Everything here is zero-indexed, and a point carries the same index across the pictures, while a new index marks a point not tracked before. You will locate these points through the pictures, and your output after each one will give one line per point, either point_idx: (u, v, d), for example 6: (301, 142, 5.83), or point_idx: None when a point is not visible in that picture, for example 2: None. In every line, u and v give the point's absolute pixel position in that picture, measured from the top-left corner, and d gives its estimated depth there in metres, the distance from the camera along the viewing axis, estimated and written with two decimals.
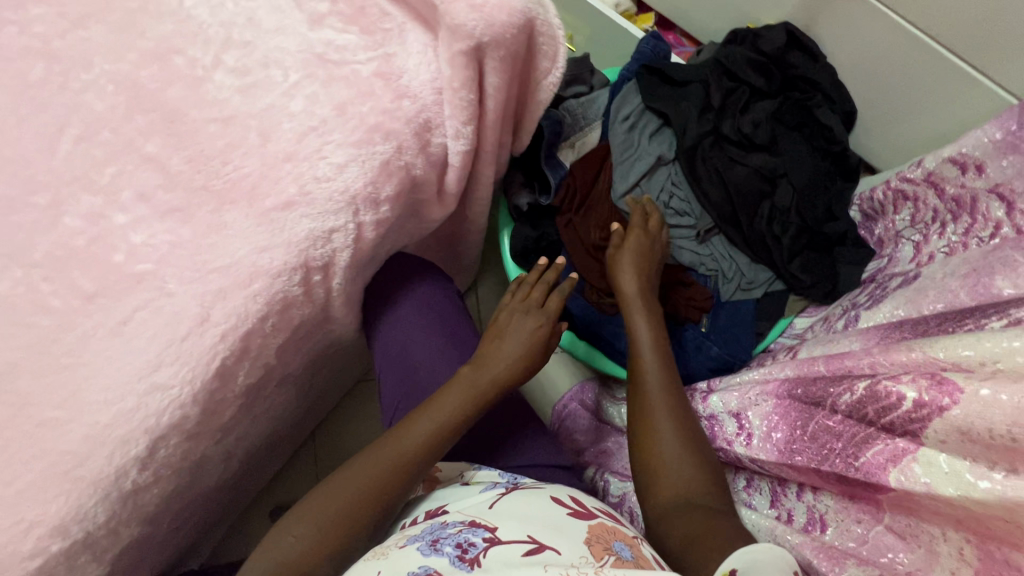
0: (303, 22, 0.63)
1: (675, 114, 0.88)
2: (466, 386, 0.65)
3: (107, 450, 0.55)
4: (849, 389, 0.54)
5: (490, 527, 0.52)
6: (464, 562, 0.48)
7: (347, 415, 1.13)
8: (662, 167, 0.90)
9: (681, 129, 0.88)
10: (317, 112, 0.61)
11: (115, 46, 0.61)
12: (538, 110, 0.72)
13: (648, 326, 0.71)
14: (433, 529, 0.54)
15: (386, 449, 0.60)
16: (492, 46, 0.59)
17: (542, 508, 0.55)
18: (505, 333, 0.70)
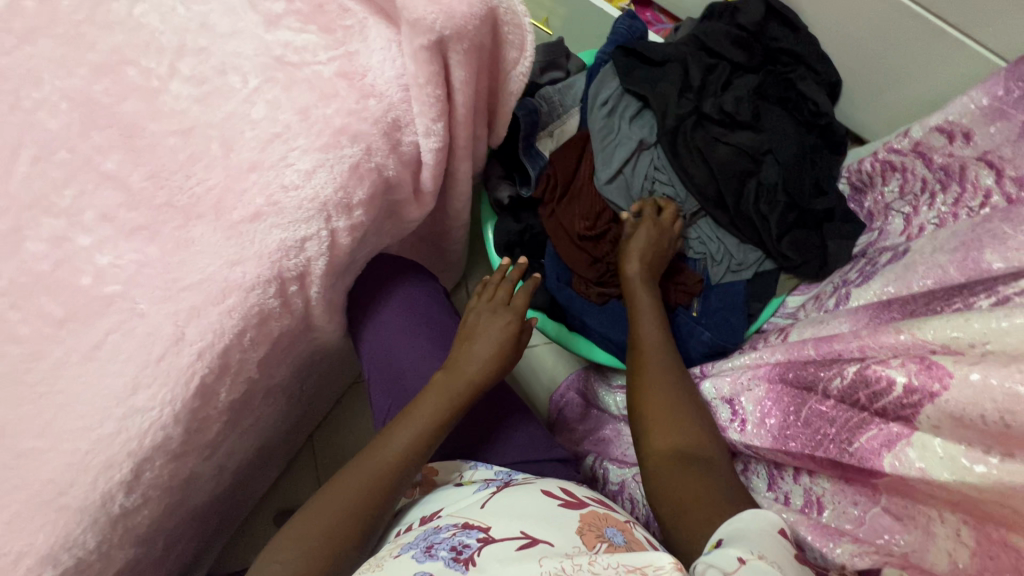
0: (259, 24, 0.61)
1: (654, 94, 0.86)
2: (454, 384, 0.66)
3: (91, 476, 0.54)
4: (840, 373, 0.53)
5: (483, 526, 0.51)
6: (459, 562, 0.47)
7: (344, 419, 1.12)
8: (645, 151, 0.88)
9: (661, 110, 0.85)
10: (280, 118, 0.59)
11: (65, 61, 0.59)
12: (510, 102, 0.70)
13: (655, 309, 0.72)
14: (427, 535, 0.52)
15: (379, 449, 0.61)
16: (455, 39, 0.57)
17: (533, 502, 0.54)
18: (482, 329, 0.71)
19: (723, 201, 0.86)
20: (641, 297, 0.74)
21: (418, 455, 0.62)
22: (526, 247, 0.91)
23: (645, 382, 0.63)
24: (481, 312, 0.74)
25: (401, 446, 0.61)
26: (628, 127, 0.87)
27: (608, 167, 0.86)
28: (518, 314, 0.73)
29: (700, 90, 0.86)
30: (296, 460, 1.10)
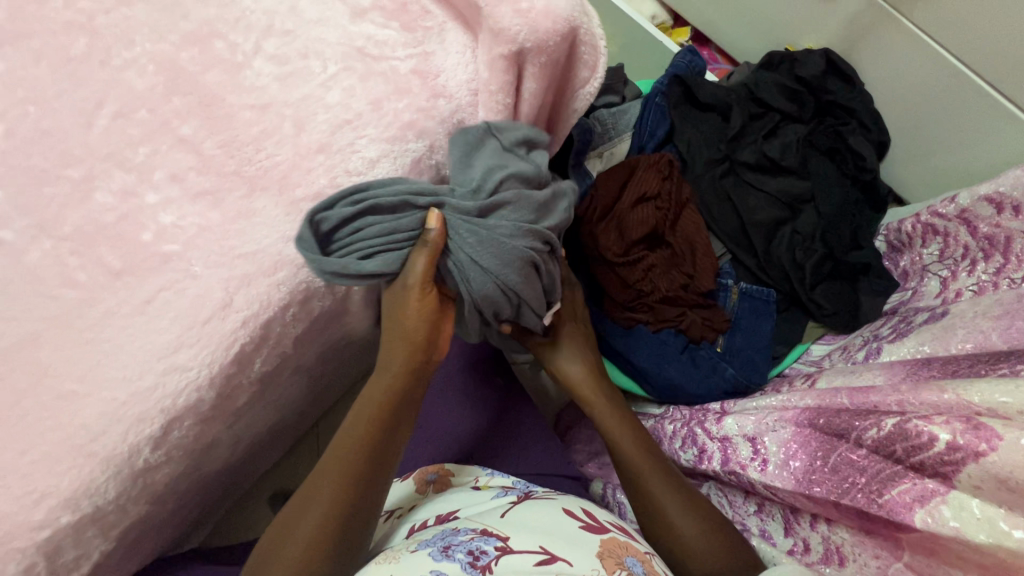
0: (345, 14, 0.63)
1: (546, 200, 0.64)
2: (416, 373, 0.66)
3: (123, 427, 0.56)
4: (875, 425, 0.53)
5: (501, 536, 0.53)
6: (476, 569, 0.48)
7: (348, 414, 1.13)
8: (494, 227, 0.61)
9: (531, 216, 0.63)
10: (353, 106, 0.61)
11: (158, 27, 0.61)
12: (571, 118, 0.71)
13: (626, 426, 0.69)
14: (445, 537, 0.54)
15: (360, 436, 0.62)
16: (534, 52, 0.58)
17: (556, 520, 0.55)
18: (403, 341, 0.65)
19: (744, 250, 0.89)
20: (611, 424, 0.70)
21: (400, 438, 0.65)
22: None
23: (648, 484, 0.63)
24: (403, 322, 0.64)
25: (385, 429, 0.64)
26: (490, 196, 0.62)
27: (396, 210, 0.60)
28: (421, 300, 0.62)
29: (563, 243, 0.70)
30: (297, 445, 1.10)
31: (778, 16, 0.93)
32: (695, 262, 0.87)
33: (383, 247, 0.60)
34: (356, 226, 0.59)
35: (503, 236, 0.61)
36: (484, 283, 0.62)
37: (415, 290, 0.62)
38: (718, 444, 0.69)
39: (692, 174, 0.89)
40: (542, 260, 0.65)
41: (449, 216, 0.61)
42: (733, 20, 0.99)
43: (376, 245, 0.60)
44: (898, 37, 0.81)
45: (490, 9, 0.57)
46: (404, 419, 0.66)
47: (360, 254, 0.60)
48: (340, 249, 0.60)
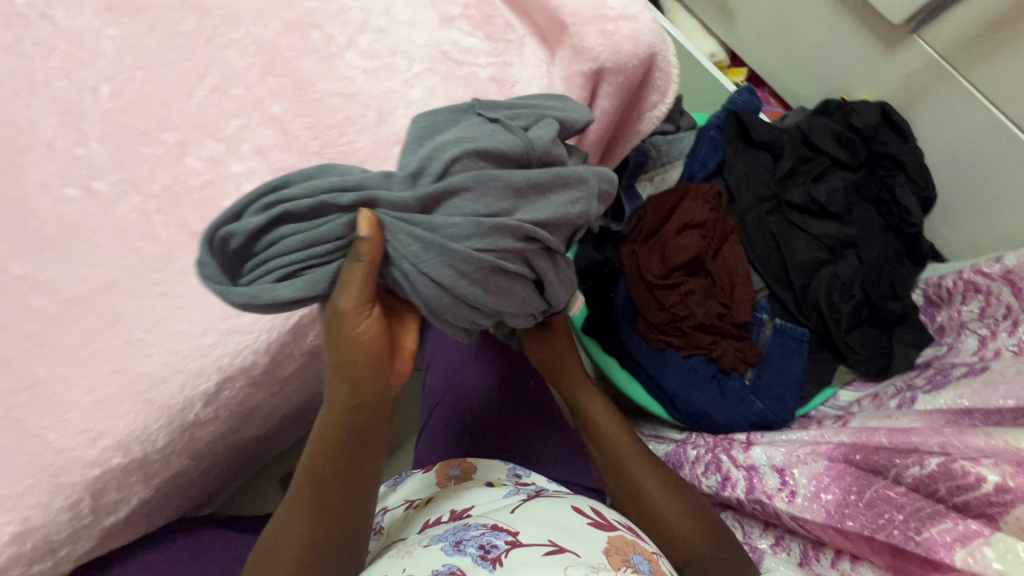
0: (435, 20, 0.67)
1: (523, 185, 0.48)
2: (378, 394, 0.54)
3: (181, 379, 0.58)
4: (919, 463, 0.56)
5: (511, 531, 0.54)
6: (486, 561, 0.49)
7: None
8: (447, 223, 0.46)
9: (498, 208, 0.47)
10: (433, 104, 0.65)
11: (263, 13, 0.66)
12: (634, 139, 0.73)
13: (612, 428, 0.71)
14: (457, 531, 0.56)
15: (325, 460, 0.55)
16: (613, 71, 0.61)
17: (566, 516, 0.56)
18: (360, 379, 0.51)
19: (782, 286, 0.90)
20: (599, 420, 0.72)
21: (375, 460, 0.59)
22: (601, 278, 0.94)
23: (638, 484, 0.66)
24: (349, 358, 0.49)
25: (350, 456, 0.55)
26: (435, 189, 0.47)
27: (315, 214, 0.46)
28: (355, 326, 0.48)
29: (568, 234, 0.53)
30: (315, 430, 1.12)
31: (835, 65, 0.95)
32: (731, 293, 0.89)
33: (302, 263, 0.46)
34: (267, 243, 0.46)
35: (456, 238, 0.46)
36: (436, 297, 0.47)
37: (357, 325, 0.48)
38: (744, 471, 0.70)
39: (739, 207, 0.91)
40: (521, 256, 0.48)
41: (381, 215, 0.46)
42: (790, 65, 1.02)
43: (297, 261, 0.46)
44: (957, 96, 0.83)
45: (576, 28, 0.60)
46: (370, 443, 0.57)
47: (276, 275, 0.46)
48: (255, 271, 0.47)
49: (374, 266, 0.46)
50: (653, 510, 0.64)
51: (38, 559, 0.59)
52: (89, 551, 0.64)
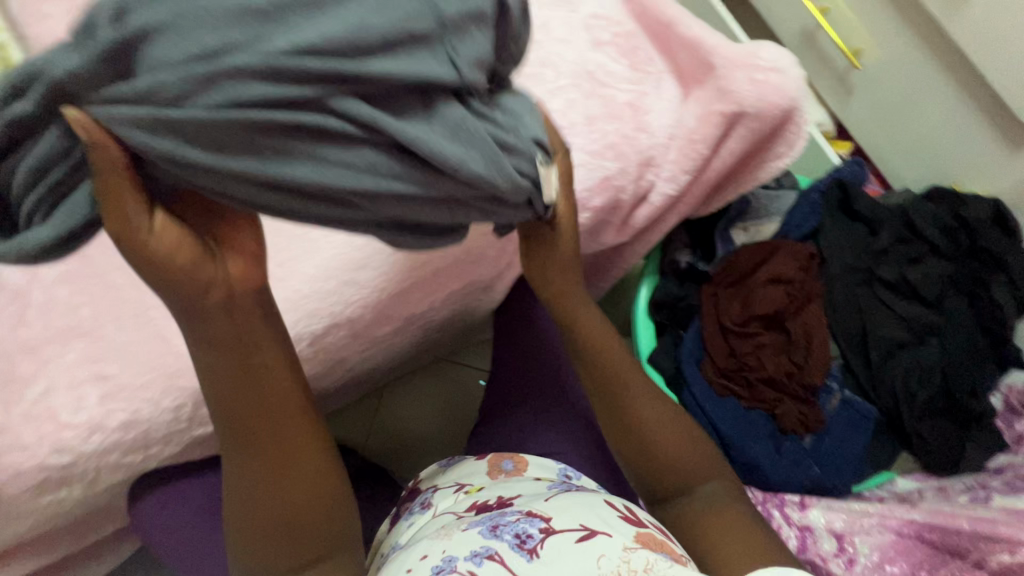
0: (587, 42, 0.73)
1: (271, 7, 0.34)
2: (253, 325, 0.48)
3: (296, 315, 0.64)
4: (1009, 551, 0.62)
5: (545, 517, 0.55)
6: (523, 550, 0.51)
7: (409, 395, 1.21)
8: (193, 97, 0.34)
9: (219, 44, 0.34)
10: (570, 116, 0.70)
11: None
12: (749, 184, 0.76)
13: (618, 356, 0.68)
14: (494, 517, 0.57)
15: (234, 439, 0.49)
16: (752, 117, 0.67)
17: (597, 507, 0.57)
18: (192, 323, 0.46)
19: (857, 359, 0.90)
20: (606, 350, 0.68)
21: (285, 414, 0.50)
22: (675, 313, 0.94)
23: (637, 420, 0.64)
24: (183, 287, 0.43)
25: (239, 419, 0.49)
26: (14, 76, 0.35)
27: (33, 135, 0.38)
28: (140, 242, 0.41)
29: (455, 91, 0.40)
30: (360, 400, 1.18)
31: (948, 154, 0.97)
32: (804, 353, 0.88)
33: (51, 192, 0.39)
34: (0, 182, 0.39)
35: (228, 117, 0.35)
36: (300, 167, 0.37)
37: (169, 259, 0.42)
38: (800, 529, 0.76)
39: (828, 272, 0.92)
40: (372, 137, 0.38)
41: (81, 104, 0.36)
42: (898, 146, 1.03)
43: (42, 194, 0.39)
44: None
45: (726, 72, 0.67)
46: (261, 401, 0.49)
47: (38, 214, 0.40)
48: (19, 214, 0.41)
49: (121, 169, 0.38)
50: (652, 447, 0.63)
51: (135, 450, 0.64)
52: (172, 456, 0.69)
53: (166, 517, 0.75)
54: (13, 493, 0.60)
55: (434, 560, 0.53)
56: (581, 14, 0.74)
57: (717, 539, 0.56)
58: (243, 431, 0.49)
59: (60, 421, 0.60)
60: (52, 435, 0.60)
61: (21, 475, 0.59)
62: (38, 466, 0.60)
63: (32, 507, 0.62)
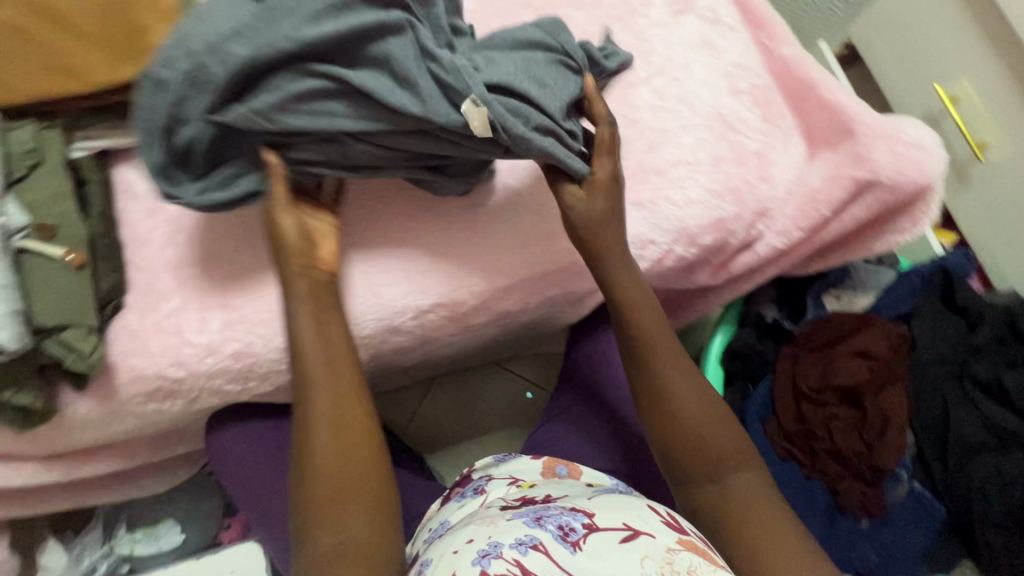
0: (725, 88, 0.75)
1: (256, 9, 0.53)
2: (328, 294, 0.61)
3: (407, 288, 0.68)
4: None
5: (587, 513, 0.54)
6: (567, 543, 0.50)
7: (464, 394, 1.24)
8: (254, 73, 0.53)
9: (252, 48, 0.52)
10: (698, 154, 0.72)
11: (587, 31, 0.77)
12: (862, 252, 0.77)
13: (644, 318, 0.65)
14: (536, 509, 0.56)
15: (308, 404, 0.56)
16: (885, 187, 0.68)
17: (636, 509, 0.56)
18: (296, 292, 0.58)
19: (932, 453, 0.86)
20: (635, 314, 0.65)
21: (348, 374, 0.57)
22: (748, 366, 0.95)
23: (667, 394, 0.63)
24: (291, 256, 0.58)
25: (309, 378, 0.56)
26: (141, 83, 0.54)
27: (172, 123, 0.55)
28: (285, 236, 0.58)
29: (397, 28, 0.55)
30: (409, 388, 1.21)
31: None
32: (871, 429, 0.85)
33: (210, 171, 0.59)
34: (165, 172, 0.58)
35: (268, 113, 0.54)
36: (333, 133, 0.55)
37: (290, 242, 0.58)
38: None
39: (912, 357, 0.89)
40: (346, 91, 0.55)
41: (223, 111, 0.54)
42: (1010, 246, 1.01)
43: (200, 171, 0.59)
44: None
45: (866, 140, 0.69)
46: (327, 361, 0.57)
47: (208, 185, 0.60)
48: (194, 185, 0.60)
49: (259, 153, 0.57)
50: (683, 429, 0.62)
51: (235, 381, 0.69)
52: (262, 394, 0.73)
53: (240, 455, 0.77)
54: (128, 395, 0.65)
55: (478, 543, 0.51)
56: (723, 60, 0.77)
57: (755, 535, 0.55)
58: (317, 395, 0.56)
59: (183, 337, 0.65)
60: (175, 349, 0.65)
61: (139, 378, 0.65)
62: (155, 373, 0.65)
63: (137, 411, 0.67)
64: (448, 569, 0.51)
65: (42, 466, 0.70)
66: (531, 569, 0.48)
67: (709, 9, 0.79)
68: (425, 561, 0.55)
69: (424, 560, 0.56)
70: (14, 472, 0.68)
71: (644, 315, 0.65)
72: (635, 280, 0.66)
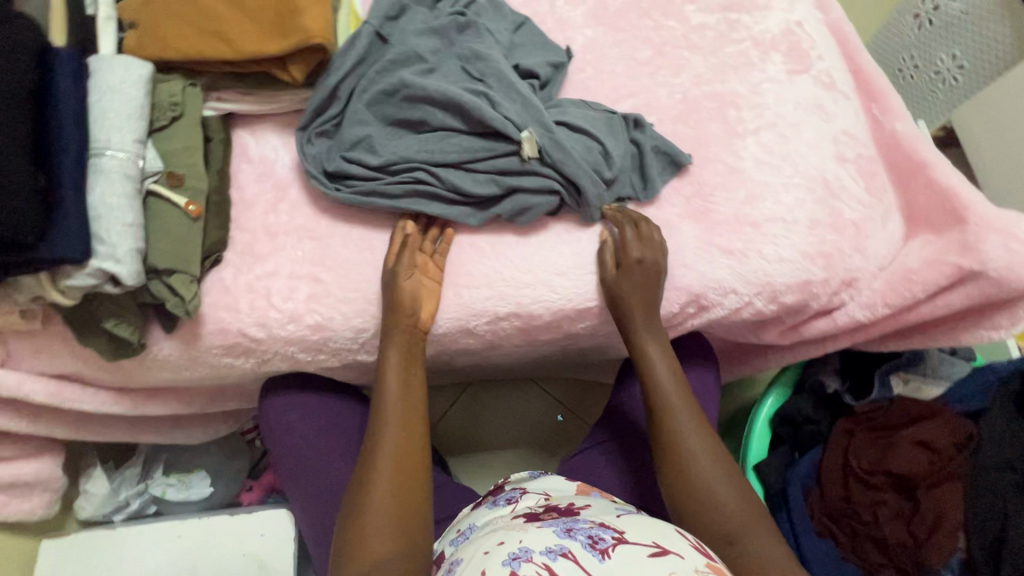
0: (831, 153, 0.75)
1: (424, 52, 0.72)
2: (414, 347, 0.66)
3: (489, 293, 0.69)
4: None
5: (618, 527, 0.50)
6: (595, 550, 0.46)
7: (501, 407, 1.24)
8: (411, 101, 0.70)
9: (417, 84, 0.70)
10: (796, 213, 0.72)
11: (701, 76, 0.78)
12: (946, 340, 0.75)
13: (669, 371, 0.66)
14: (566, 520, 0.52)
15: (376, 439, 0.61)
16: (991, 280, 0.66)
17: (666, 528, 0.51)
18: (390, 340, 0.65)
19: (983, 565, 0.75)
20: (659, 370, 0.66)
21: (416, 418, 0.63)
22: (799, 435, 0.93)
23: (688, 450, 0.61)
24: (400, 315, 0.65)
25: (382, 414, 0.62)
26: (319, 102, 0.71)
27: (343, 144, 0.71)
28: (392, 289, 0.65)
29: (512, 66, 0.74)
30: (446, 388, 1.22)
31: None
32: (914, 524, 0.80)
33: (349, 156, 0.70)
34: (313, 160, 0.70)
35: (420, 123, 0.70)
36: (423, 160, 0.69)
37: (397, 291, 0.65)
38: None
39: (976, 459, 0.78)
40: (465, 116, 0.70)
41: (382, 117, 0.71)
42: None
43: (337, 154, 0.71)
44: None
45: (977, 229, 0.67)
46: (400, 401, 0.63)
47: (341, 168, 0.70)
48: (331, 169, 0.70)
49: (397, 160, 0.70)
50: (701, 488, 0.58)
51: (307, 351, 0.71)
52: (326, 367, 0.75)
53: (294, 427, 0.79)
54: (210, 345, 0.68)
55: (509, 547, 0.48)
56: (833, 125, 0.77)
57: None
58: (386, 429, 0.61)
59: (271, 301, 0.67)
60: (261, 311, 0.67)
61: (223, 332, 0.67)
62: (238, 330, 0.67)
63: (212, 362, 0.70)
64: (478, 569, 0.48)
65: (113, 396, 0.72)
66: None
67: (826, 73, 0.79)
68: (457, 560, 0.53)
69: (456, 559, 0.53)
70: (87, 398, 0.70)
71: (673, 392, 0.65)
72: (667, 357, 0.67)
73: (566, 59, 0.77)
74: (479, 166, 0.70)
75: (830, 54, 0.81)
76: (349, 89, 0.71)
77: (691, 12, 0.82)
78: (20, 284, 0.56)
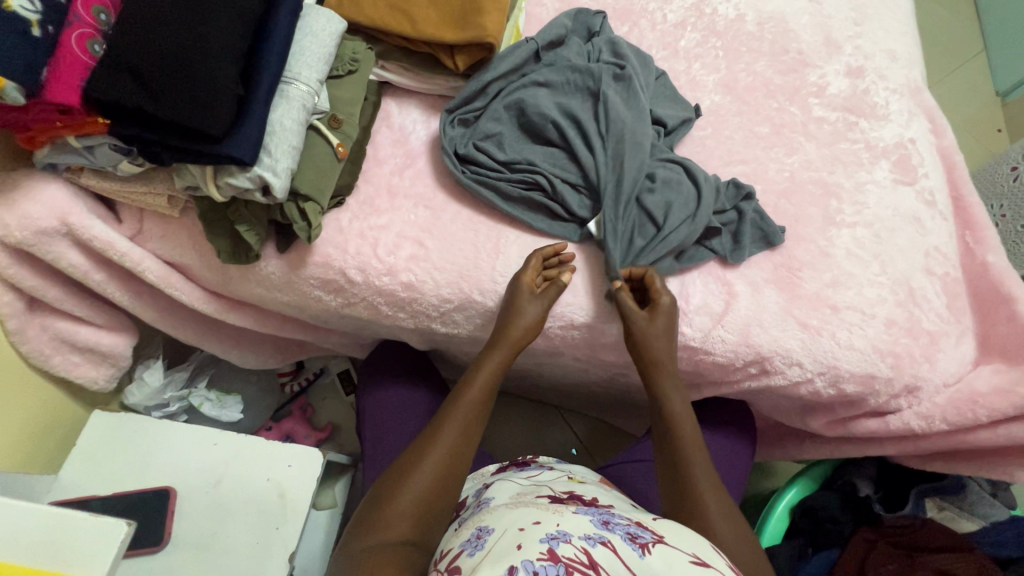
0: (920, 264, 0.78)
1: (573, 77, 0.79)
2: (506, 359, 0.69)
3: (572, 299, 0.73)
4: None
5: (653, 530, 0.52)
6: (635, 545, 0.48)
7: (522, 425, 1.25)
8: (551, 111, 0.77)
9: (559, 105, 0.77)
10: (874, 307, 0.75)
11: (811, 162, 0.83)
12: (996, 472, 0.76)
13: (679, 415, 0.69)
14: (602, 513, 0.54)
15: (438, 430, 0.63)
16: None
17: (691, 536, 0.52)
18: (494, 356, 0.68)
19: None
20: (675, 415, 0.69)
21: (478, 430, 0.65)
22: (818, 532, 0.91)
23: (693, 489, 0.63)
24: (512, 334, 0.68)
25: (448, 417, 0.64)
26: (470, 93, 0.78)
27: (479, 135, 0.78)
28: (533, 311, 0.69)
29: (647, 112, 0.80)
30: None
31: None
32: None
33: (481, 146, 0.77)
34: (451, 143, 0.77)
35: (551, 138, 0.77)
36: (545, 168, 0.76)
37: (528, 323, 0.68)
38: None
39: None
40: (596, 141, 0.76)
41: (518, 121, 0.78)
42: None
43: (470, 141, 0.78)
44: None
45: None
46: (471, 414, 0.65)
47: (472, 156, 0.77)
48: (463, 153, 0.77)
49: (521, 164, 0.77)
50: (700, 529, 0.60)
51: (391, 306, 0.76)
52: (399, 326, 0.80)
53: (387, 390, 0.89)
54: (310, 274, 0.73)
55: (547, 526, 0.49)
56: (927, 240, 0.80)
57: None
58: (454, 426, 0.63)
59: (376, 250, 0.73)
60: (365, 256, 0.72)
61: (325, 266, 0.73)
62: (339, 267, 0.73)
63: (304, 290, 0.75)
64: (512, 542, 0.48)
65: (205, 296, 0.78)
66: (599, 564, 0.45)
67: (929, 190, 0.83)
68: (487, 527, 0.53)
69: (487, 526, 0.53)
70: (185, 291, 0.76)
71: (690, 440, 0.67)
72: (685, 406, 0.69)
73: (693, 115, 0.84)
74: (591, 187, 0.75)
75: (936, 175, 0.85)
76: (498, 89, 0.79)
77: (814, 104, 0.88)
78: (184, 172, 0.64)
